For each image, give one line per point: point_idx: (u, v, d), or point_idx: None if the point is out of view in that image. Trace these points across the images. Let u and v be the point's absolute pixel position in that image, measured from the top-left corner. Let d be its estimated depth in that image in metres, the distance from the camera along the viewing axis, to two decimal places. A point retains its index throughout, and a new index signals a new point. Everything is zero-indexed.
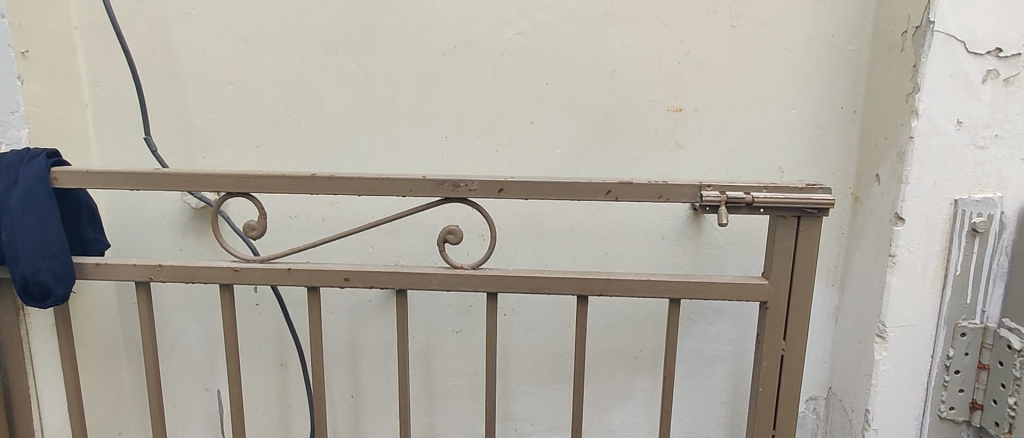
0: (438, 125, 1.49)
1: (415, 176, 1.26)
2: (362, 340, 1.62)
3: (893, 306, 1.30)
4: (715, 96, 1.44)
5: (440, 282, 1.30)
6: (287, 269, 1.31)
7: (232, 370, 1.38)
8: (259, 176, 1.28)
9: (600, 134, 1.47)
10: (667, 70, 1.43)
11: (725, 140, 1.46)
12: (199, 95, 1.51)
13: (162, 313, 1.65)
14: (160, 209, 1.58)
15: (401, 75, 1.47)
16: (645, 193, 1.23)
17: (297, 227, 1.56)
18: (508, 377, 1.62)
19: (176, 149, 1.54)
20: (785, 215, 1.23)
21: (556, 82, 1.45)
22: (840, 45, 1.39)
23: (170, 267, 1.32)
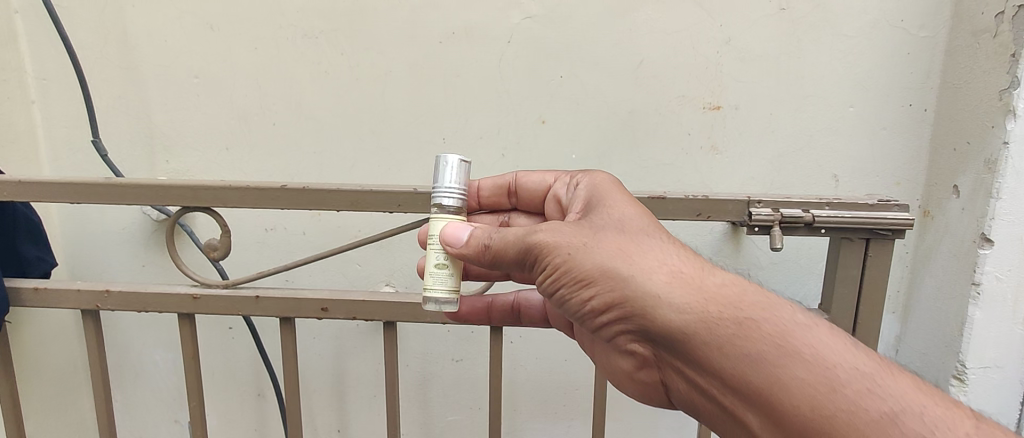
0: (436, 126, 1.29)
1: (405, 188, 1.05)
2: (350, 370, 1.43)
3: (976, 344, 1.13)
4: (759, 91, 1.22)
5: (435, 314, 1.10)
6: (254, 297, 1.11)
7: (196, 411, 1.20)
8: (220, 187, 1.08)
9: (624, 136, 1.26)
10: (703, 60, 1.21)
11: (771, 143, 1.25)
12: (159, 89, 1.31)
13: (124, 337, 1.46)
14: (120, 220, 1.39)
15: (392, 67, 1.27)
16: (681, 210, 1.01)
17: (275, 241, 1.36)
18: (515, 412, 1.42)
19: (134, 152, 1.34)
20: (852, 237, 1.02)
21: (571, 74, 1.24)
22: (910, 31, 1.17)
23: (119, 294, 1.12)
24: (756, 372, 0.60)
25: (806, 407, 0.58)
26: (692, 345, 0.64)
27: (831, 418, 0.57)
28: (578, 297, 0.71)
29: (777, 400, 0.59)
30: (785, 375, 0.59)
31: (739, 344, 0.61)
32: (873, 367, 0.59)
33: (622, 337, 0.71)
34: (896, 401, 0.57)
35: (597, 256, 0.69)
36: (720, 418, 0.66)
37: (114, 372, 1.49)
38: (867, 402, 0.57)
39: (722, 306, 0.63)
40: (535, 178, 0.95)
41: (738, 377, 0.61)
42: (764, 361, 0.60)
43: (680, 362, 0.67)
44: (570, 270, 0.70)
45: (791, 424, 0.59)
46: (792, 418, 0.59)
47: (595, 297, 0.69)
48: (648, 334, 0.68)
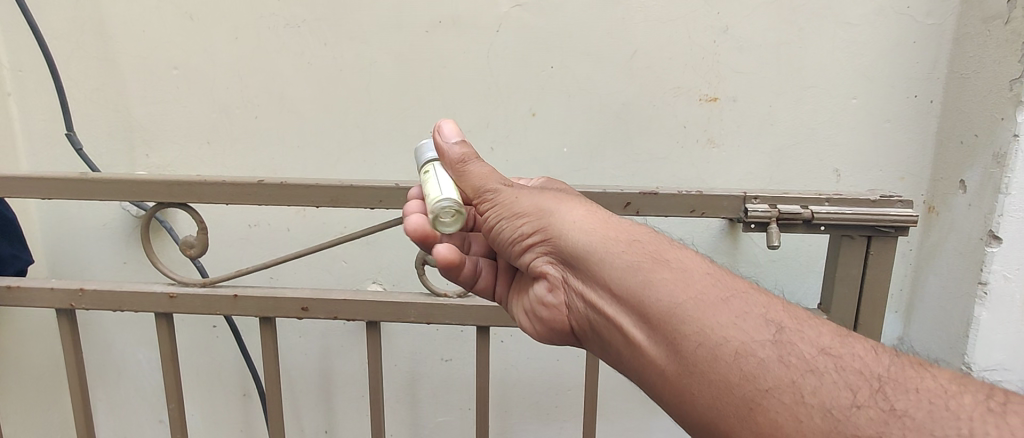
0: (423, 119, 1.25)
1: (386, 183, 1.01)
2: (337, 369, 1.40)
3: (982, 346, 1.10)
4: (758, 81, 1.18)
5: (419, 314, 1.06)
6: (233, 296, 1.07)
7: (175, 412, 1.17)
8: (195, 182, 1.04)
9: (617, 129, 1.22)
10: (699, 50, 1.17)
11: (770, 137, 1.20)
12: (138, 81, 1.27)
13: (106, 335, 1.43)
14: (100, 216, 1.35)
15: (377, 57, 1.22)
16: (674, 206, 0.97)
17: (258, 238, 1.33)
18: (505, 414, 1.38)
19: (113, 147, 1.30)
20: (852, 234, 0.97)
21: (563, 65, 1.20)
22: (917, 18, 1.12)
23: (94, 293, 1.09)
24: (637, 274, 0.63)
25: (677, 302, 0.59)
26: (585, 253, 0.67)
27: (696, 308, 0.58)
28: (506, 226, 0.73)
29: (653, 299, 0.61)
30: (669, 280, 0.61)
31: (624, 253, 0.65)
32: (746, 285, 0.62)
33: (532, 264, 0.74)
34: (755, 303, 0.58)
35: (522, 191, 0.73)
36: (607, 335, 0.67)
37: (96, 371, 1.45)
38: (730, 301, 0.58)
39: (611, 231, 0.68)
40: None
41: (620, 277, 0.63)
42: (645, 266, 0.63)
43: (579, 281, 0.69)
44: (495, 197, 0.74)
45: (663, 319, 0.60)
46: (666, 310, 0.60)
47: (514, 219, 0.72)
48: (554, 256, 0.71)
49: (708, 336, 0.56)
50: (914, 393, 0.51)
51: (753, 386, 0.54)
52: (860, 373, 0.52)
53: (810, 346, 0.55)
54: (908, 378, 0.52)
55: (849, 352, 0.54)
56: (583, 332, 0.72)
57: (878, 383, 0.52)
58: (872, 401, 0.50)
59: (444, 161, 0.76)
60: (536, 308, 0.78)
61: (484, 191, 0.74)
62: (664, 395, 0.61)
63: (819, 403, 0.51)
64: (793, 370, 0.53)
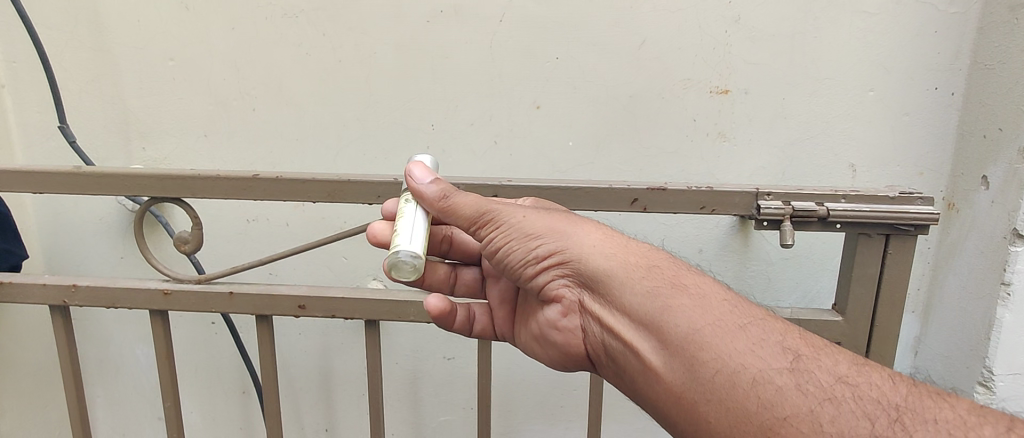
0: (424, 112, 1.21)
1: (385, 178, 0.98)
2: (337, 367, 1.37)
3: (1004, 349, 1.06)
4: (771, 73, 1.13)
5: (419, 313, 1.03)
6: (228, 294, 1.04)
7: (172, 412, 1.15)
8: (189, 176, 1.01)
9: (624, 123, 1.18)
10: (710, 40, 1.12)
11: (783, 131, 1.16)
12: (133, 73, 1.24)
13: (104, 331, 1.41)
14: (96, 211, 1.33)
15: (377, 48, 1.19)
16: (683, 202, 0.93)
17: (257, 233, 1.30)
18: (509, 414, 1.35)
19: (108, 140, 1.27)
20: (870, 232, 0.93)
21: (568, 56, 1.16)
22: (939, 7, 1.07)
23: (87, 290, 1.06)
24: (657, 300, 0.64)
25: (697, 328, 0.61)
26: (605, 278, 0.68)
27: (714, 334, 0.60)
28: (520, 247, 0.72)
29: (673, 325, 0.62)
30: (693, 306, 0.62)
31: (642, 279, 0.66)
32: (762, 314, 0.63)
33: (547, 288, 0.74)
34: (771, 331, 0.60)
35: (533, 213, 0.73)
36: (624, 361, 0.68)
37: (94, 368, 1.44)
38: (747, 328, 0.60)
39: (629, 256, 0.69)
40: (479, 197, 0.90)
41: (639, 302, 0.65)
42: (664, 292, 0.64)
43: (598, 307, 0.70)
44: (501, 222, 0.72)
45: (682, 345, 0.61)
46: (689, 337, 0.61)
47: (527, 240, 0.71)
48: (572, 278, 0.71)
49: (724, 364, 0.58)
50: (933, 423, 0.51)
51: (772, 415, 0.55)
52: (878, 402, 0.53)
53: (826, 374, 0.56)
54: (921, 406, 0.53)
55: (866, 381, 0.55)
56: (596, 355, 0.73)
57: (896, 412, 0.52)
58: (890, 430, 0.50)
59: (421, 200, 0.75)
60: (548, 331, 0.78)
61: (484, 214, 0.73)
62: (681, 422, 0.62)
63: (837, 432, 0.52)
64: (808, 397, 0.54)
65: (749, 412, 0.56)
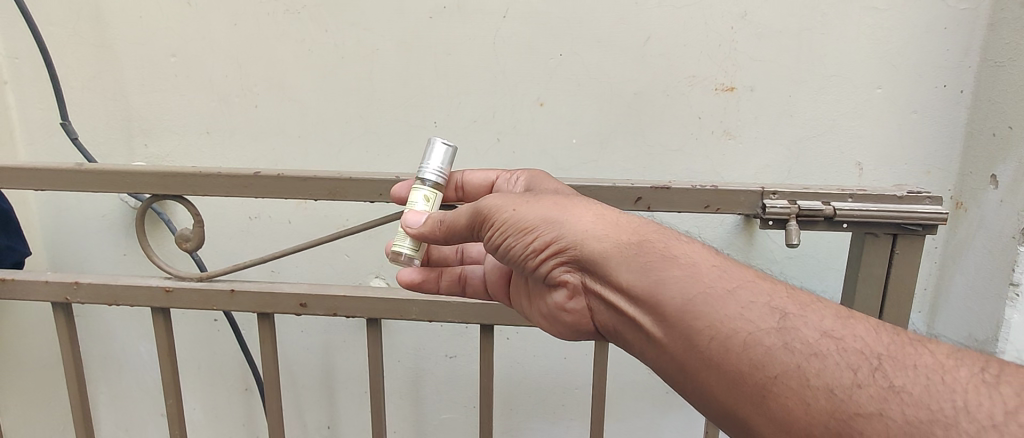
0: (427, 109, 1.21)
1: (386, 175, 0.97)
2: (339, 364, 1.37)
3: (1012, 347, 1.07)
4: (777, 70, 1.12)
5: (420, 311, 1.02)
6: (230, 291, 1.04)
7: (173, 409, 1.15)
8: (190, 174, 1.00)
9: (628, 120, 1.17)
10: (715, 37, 1.11)
11: (789, 128, 1.15)
12: (136, 69, 1.24)
13: (106, 327, 1.41)
14: (99, 208, 1.33)
15: (379, 45, 1.18)
16: (687, 201, 0.92)
17: (259, 230, 1.29)
18: (511, 412, 1.35)
19: (111, 136, 1.27)
20: (877, 232, 0.92)
21: (572, 52, 1.15)
22: (949, 3, 1.06)
23: (89, 287, 1.06)
24: (646, 273, 0.62)
25: (688, 297, 0.59)
26: (595, 254, 0.66)
27: (704, 303, 0.58)
28: (516, 240, 0.70)
29: (664, 296, 0.60)
30: (682, 278, 0.60)
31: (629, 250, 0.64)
32: (751, 272, 0.61)
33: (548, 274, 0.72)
34: (761, 290, 0.58)
35: (522, 202, 0.71)
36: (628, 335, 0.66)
37: (97, 364, 1.44)
38: (735, 291, 0.58)
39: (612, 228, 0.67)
40: (477, 175, 0.90)
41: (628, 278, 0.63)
42: (652, 263, 0.62)
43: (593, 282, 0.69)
44: (495, 218, 0.71)
45: (675, 316, 0.59)
46: (681, 309, 0.59)
47: (522, 234, 0.70)
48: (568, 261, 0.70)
49: (719, 329, 0.56)
50: (913, 369, 0.50)
51: (763, 374, 0.54)
52: (862, 352, 0.52)
53: (812, 328, 0.54)
54: (905, 352, 0.51)
55: (853, 333, 0.53)
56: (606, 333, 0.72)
57: (878, 360, 0.51)
58: (873, 379, 0.50)
59: (424, 234, 0.76)
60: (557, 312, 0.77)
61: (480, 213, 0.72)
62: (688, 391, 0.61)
63: (824, 385, 0.51)
64: (796, 358, 0.53)
65: (742, 374, 0.55)
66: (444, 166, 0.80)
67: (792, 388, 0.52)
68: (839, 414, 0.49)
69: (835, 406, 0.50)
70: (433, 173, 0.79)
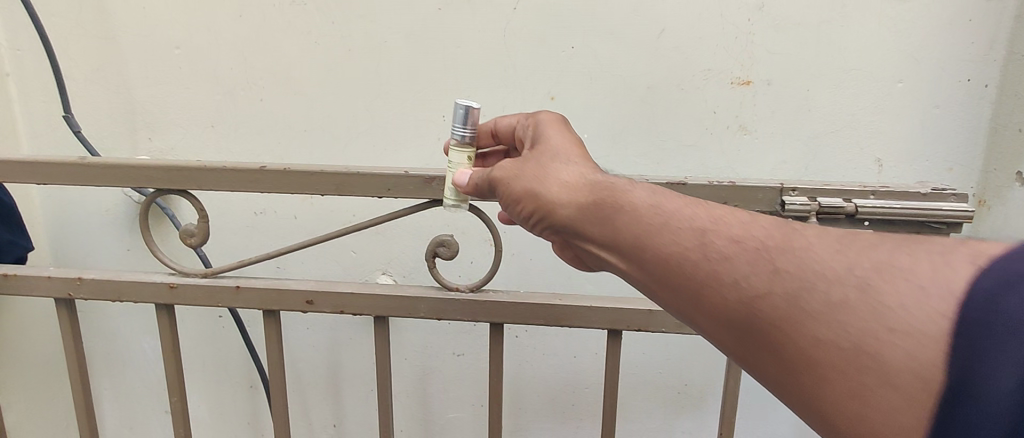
0: (436, 102, 1.18)
1: (394, 170, 0.94)
2: (345, 362, 1.35)
3: None
4: (795, 63, 1.09)
5: (429, 310, 1.00)
6: (235, 288, 1.02)
7: (178, 406, 1.13)
8: (194, 168, 0.98)
9: (641, 114, 1.14)
10: (732, 28, 1.08)
11: (806, 123, 1.12)
12: (139, 62, 1.22)
13: (110, 323, 1.39)
14: (103, 202, 1.31)
15: (387, 37, 1.16)
16: (704, 198, 0.89)
17: (264, 226, 1.27)
18: (519, 411, 1.33)
19: (114, 130, 1.25)
20: (900, 230, 0.89)
21: (584, 45, 1.12)
22: None
23: (92, 283, 1.04)
24: (579, 200, 0.66)
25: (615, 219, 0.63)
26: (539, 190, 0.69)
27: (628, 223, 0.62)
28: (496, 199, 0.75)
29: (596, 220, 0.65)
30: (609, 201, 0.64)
31: (588, 195, 0.65)
32: (710, 205, 0.61)
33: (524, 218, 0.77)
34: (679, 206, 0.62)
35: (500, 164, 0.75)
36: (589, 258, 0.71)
37: (101, 360, 1.42)
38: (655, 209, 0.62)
39: (574, 173, 0.68)
40: (506, 118, 0.89)
41: (593, 220, 0.65)
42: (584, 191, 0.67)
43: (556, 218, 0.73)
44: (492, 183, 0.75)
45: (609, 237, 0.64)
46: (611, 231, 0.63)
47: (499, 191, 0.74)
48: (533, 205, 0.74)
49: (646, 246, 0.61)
50: (800, 250, 0.53)
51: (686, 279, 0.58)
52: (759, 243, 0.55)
53: (719, 232, 0.58)
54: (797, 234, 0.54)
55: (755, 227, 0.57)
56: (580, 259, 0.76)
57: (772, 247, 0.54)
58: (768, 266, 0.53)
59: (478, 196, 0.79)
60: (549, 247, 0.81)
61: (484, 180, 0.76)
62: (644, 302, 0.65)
63: (730, 279, 0.55)
64: (763, 282, 0.53)
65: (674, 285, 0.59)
66: (467, 127, 0.80)
67: (709, 288, 0.56)
68: (773, 318, 0.52)
69: (769, 311, 0.52)
70: (457, 135, 0.80)
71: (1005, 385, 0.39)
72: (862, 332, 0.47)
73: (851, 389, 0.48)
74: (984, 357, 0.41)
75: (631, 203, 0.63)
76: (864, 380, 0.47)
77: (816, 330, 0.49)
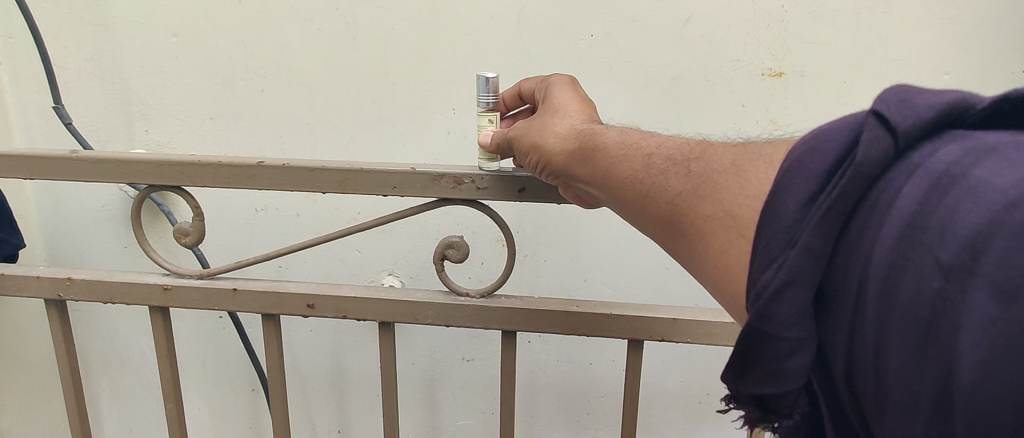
0: (447, 94, 1.12)
1: (401, 167, 0.87)
2: (350, 365, 1.30)
3: None
4: (832, 53, 1.01)
5: (437, 315, 0.94)
6: (231, 290, 0.96)
7: (173, 413, 1.08)
8: (189, 162, 0.92)
9: (665, 107, 1.07)
10: (764, 16, 1.01)
11: (842, 119, 1.05)
12: (135, 50, 1.16)
13: (107, 323, 1.34)
14: (98, 197, 1.26)
15: (395, 24, 1.09)
16: None
17: (265, 223, 1.22)
18: (531, 419, 1.26)
19: (108, 121, 1.19)
20: None
21: (604, 33, 1.05)
22: None
23: (83, 284, 0.98)
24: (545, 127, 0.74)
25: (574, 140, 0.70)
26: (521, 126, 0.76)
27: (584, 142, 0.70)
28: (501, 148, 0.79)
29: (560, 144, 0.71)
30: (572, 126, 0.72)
31: (559, 126, 0.72)
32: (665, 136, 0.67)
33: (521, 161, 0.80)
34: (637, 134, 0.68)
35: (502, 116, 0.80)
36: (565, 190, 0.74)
37: (97, 360, 1.37)
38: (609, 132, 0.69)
39: (551, 109, 0.75)
40: (529, 81, 0.85)
41: (565, 152, 0.69)
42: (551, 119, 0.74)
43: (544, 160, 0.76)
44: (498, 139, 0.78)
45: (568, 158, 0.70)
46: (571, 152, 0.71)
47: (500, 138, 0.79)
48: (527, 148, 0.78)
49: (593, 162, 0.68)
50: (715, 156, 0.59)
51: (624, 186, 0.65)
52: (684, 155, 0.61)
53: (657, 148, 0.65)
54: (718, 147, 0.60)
55: (688, 144, 0.63)
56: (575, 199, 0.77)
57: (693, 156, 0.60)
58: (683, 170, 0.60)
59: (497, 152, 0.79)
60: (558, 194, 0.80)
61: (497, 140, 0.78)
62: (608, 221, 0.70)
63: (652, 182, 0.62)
64: (676, 179, 0.60)
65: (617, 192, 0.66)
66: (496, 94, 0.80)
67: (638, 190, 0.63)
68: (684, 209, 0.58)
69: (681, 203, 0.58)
70: (484, 104, 0.80)
71: (792, 217, 0.46)
72: (738, 205, 0.52)
73: (728, 256, 0.53)
74: (777, 199, 0.47)
75: (583, 127, 0.71)
76: (738, 249, 0.51)
77: (712, 209, 0.55)
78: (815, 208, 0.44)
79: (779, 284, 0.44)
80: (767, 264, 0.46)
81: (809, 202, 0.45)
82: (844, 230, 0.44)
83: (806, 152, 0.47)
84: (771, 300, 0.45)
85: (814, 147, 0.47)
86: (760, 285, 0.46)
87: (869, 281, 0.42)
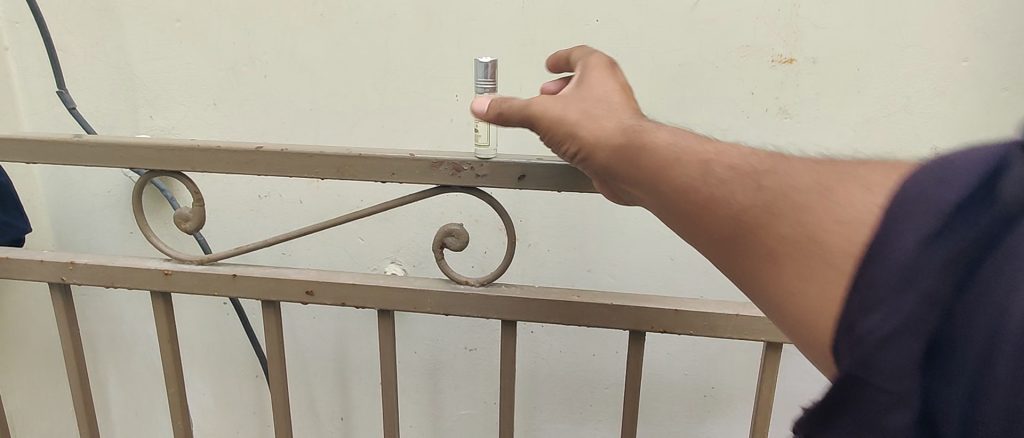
0: (450, 81, 1.10)
1: (400, 153, 0.86)
2: (353, 354, 1.29)
3: None
4: (845, 39, 0.98)
5: (435, 304, 0.93)
6: (232, 276, 0.96)
7: (175, 398, 1.08)
8: (188, 147, 0.92)
9: (671, 95, 1.05)
10: (775, 0, 0.98)
11: (855, 108, 1.02)
12: (139, 35, 1.15)
13: (114, 307, 1.35)
14: (104, 183, 1.26)
15: (398, 9, 1.08)
16: None
17: (268, 210, 1.21)
18: (534, 411, 1.26)
19: (114, 106, 1.19)
20: None
21: (611, 18, 1.02)
22: None
23: (85, 268, 0.99)
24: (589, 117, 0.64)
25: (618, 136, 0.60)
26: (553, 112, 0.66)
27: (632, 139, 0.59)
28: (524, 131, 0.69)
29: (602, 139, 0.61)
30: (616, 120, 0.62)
31: (602, 118, 0.62)
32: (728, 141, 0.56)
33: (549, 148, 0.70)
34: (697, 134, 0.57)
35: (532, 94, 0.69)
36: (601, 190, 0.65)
37: (105, 344, 1.38)
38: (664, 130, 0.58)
39: (591, 98, 0.66)
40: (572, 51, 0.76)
41: (610, 151, 0.60)
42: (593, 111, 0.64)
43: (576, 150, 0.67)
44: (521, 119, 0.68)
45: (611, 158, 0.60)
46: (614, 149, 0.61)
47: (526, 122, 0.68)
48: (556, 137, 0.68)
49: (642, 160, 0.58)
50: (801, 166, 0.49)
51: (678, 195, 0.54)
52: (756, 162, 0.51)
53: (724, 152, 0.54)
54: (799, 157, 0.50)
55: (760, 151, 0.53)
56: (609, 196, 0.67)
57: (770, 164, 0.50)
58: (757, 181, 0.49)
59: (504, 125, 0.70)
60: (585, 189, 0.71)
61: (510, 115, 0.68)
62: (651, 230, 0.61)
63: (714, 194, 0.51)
64: (744, 191, 0.50)
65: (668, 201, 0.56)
66: (495, 82, 0.78)
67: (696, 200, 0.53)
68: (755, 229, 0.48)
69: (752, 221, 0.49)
70: (480, 89, 0.77)
71: (908, 253, 0.38)
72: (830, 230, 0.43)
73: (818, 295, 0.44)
74: (892, 231, 0.39)
75: (630, 123, 0.61)
76: (818, 269, 0.44)
77: (784, 221, 0.47)
78: (941, 249, 0.37)
79: (890, 330, 0.38)
80: (873, 305, 0.39)
81: (934, 237, 0.38)
82: (973, 272, 0.37)
83: (931, 180, 0.39)
84: (874, 348, 0.39)
85: (938, 179, 0.39)
86: (865, 330, 0.39)
87: (1003, 335, 0.35)
